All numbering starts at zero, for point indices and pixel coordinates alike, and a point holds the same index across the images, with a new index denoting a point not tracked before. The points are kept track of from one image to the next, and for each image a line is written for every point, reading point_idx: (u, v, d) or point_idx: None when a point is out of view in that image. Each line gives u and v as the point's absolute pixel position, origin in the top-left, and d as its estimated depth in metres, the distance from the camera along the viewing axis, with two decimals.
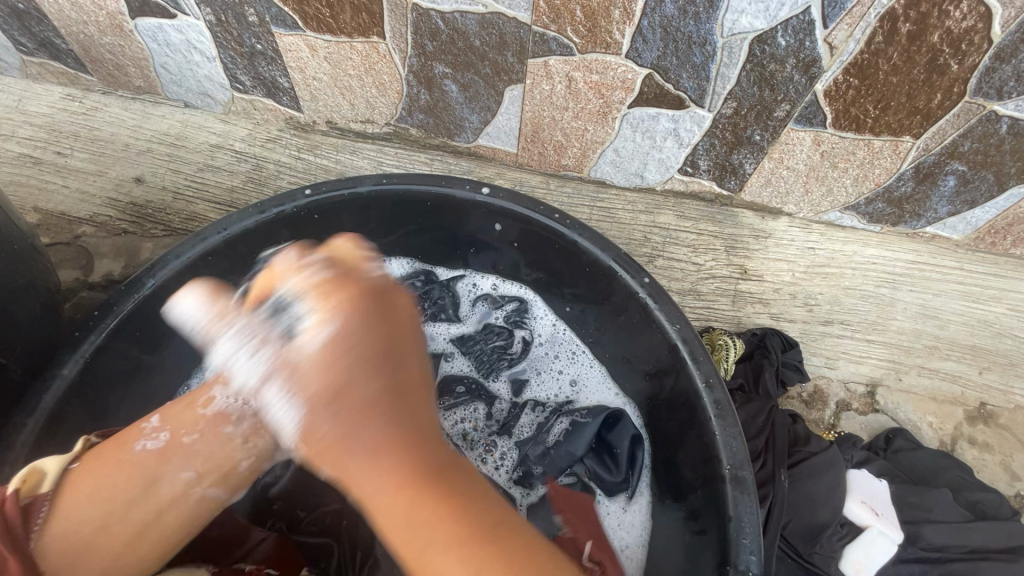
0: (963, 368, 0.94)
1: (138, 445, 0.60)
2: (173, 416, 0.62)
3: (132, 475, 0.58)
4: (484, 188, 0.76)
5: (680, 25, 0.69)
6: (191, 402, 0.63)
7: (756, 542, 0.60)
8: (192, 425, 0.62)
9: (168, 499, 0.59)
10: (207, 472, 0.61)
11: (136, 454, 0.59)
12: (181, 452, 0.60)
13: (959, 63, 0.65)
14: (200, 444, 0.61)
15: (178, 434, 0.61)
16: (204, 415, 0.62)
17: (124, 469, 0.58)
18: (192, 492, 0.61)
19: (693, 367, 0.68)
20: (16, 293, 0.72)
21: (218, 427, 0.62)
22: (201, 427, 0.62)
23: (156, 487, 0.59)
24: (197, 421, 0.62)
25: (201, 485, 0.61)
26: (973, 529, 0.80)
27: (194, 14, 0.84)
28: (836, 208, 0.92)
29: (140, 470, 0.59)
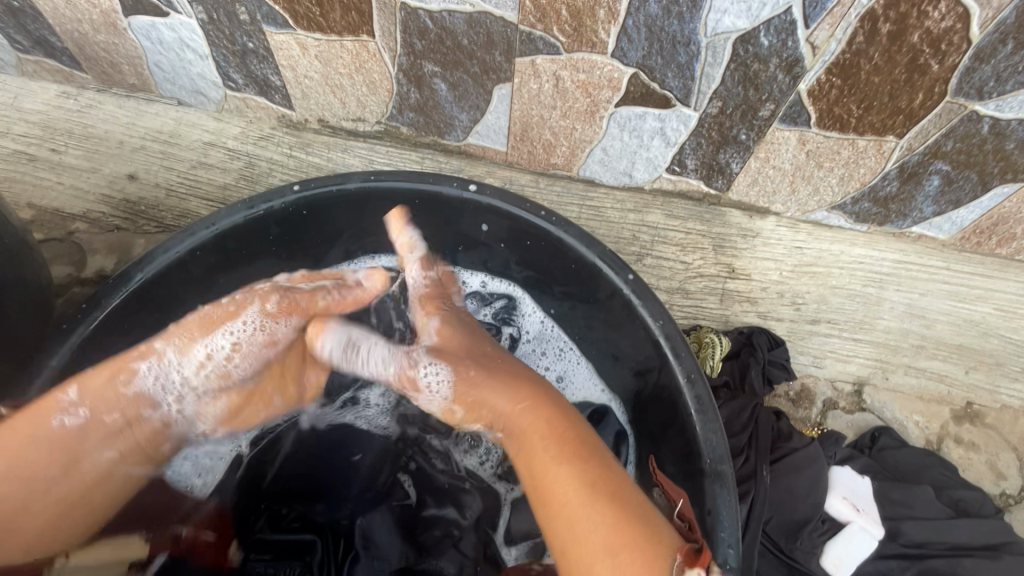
0: (949, 367, 0.95)
1: (51, 421, 0.60)
2: (92, 392, 0.62)
3: (51, 453, 0.59)
4: (471, 185, 0.77)
5: (664, 24, 0.69)
6: (115, 374, 0.63)
7: (735, 536, 0.61)
8: (112, 404, 0.63)
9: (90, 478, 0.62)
10: (127, 450, 0.65)
11: (54, 430, 0.60)
12: (102, 428, 0.62)
13: (940, 63, 0.66)
14: (121, 421, 0.64)
15: (97, 411, 0.62)
16: (126, 395, 0.64)
17: (39, 447, 0.59)
18: (114, 470, 0.64)
19: (675, 363, 0.69)
20: (6, 286, 0.73)
21: (141, 406, 0.65)
22: (122, 406, 0.64)
23: (78, 463, 0.61)
24: (119, 400, 0.64)
25: (124, 464, 0.65)
26: (955, 527, 0.80)
27: (186, 12, 0.85)
28: (823, 207, 0.93)
29: (61, 445, 0.60)
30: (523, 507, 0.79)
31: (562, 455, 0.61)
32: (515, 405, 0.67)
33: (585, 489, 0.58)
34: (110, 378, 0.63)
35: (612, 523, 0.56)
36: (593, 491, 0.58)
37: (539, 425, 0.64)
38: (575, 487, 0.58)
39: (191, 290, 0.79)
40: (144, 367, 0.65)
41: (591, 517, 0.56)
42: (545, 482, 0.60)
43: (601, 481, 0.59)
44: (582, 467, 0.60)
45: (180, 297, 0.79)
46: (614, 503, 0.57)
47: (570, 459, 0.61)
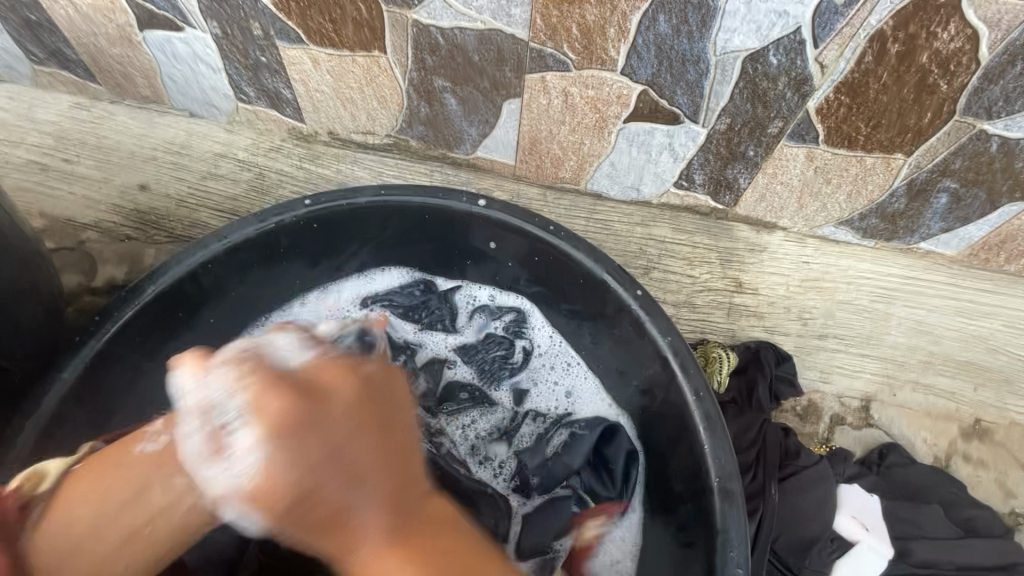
0: (957, 383, 0.95)
1: (138, 444, 0.60)
2: (172, 421, 0.62)
3: (125, 478, 0.58)
4: (481, 200, 0.78)
5: (674, 43, 0.70)
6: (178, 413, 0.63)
7: (744, 555, 0.61)
8: (164, 427, 0.62)
9: (161, 506, 0.58)
10: (168, 501, 0.58)
11: (135, 455, 0.60)
12: (173, 457, 0.59)
13: (948, 83, 0.67)
14: (176, 446, 0.61)
15: (167, 435, 0.61)
16: (154, 422, 0.63)
17: (128, 471, 0.59)
18: (182, 508, 0.59)
19: (684, 379, 0.68)
20: (19, 298, 0.74)
21: (151, 448, 0.60)
22: (168, 430, 0.62)
23: (151, 494, 0.58)
24: (180, 427, 0.61)
25: (196, 495, 0.59)
26: (964, 546, 0.80)
27: (200, 27, 0.87)
28: (831, 222, 0.93)
29: (137, 472, 0.59)
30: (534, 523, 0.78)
31: (432, 526, 0.57)
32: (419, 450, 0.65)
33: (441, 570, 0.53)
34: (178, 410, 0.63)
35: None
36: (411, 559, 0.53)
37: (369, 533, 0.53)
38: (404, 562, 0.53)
39: (204, 302, 0.80)
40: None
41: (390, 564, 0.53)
42: (398, 555, 0.58)
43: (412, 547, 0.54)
44: (444, 521, 0.58)
45: (193, 310, 0.80)
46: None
47: (439, 530, 0.57)
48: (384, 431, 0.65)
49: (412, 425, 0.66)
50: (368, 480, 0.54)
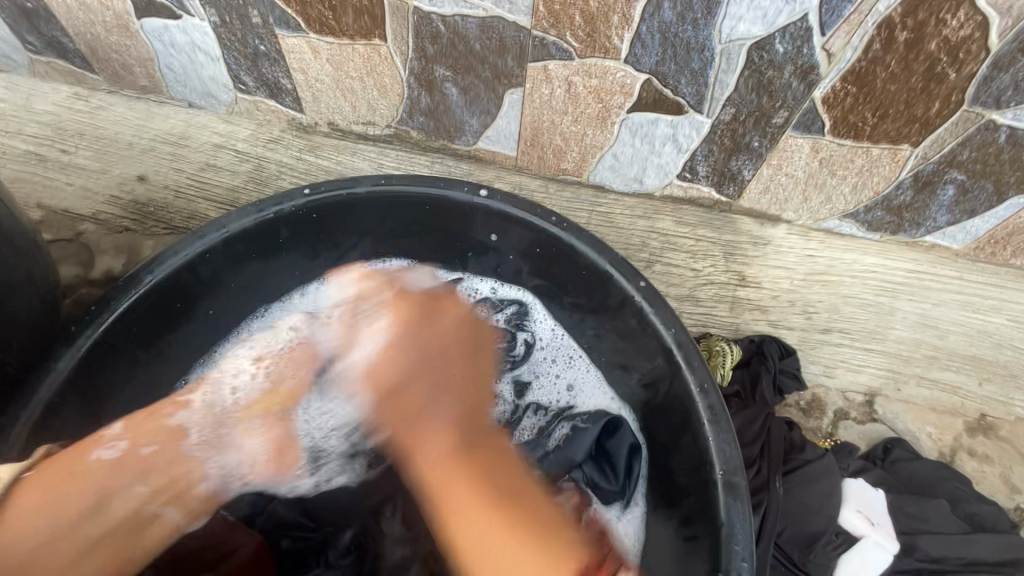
0: (962, 378, 0.94)
1: (92, 453, 0.67)
2: (137, 426, 0.70)
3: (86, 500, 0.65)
4: (482, 191, 0.77)
5: (679, 31, 0.69)
6: (156, 412, 0.72)
7: (748, 548, 0.60)
8: (152, 436, 0.71)
9: (117, 517, 0.68)
10: (160, 489, 0.71)
11: (90, 464, 0.66)
12: (137, 463, 0.69)
13: (957, 72, 0.66)
14: (155, 454, 0.71)
15: (133, 444, 0.70)
16: (169, 426, 0.73)
17: (76, 480, 0.65)
18: (145, 508, 0.70)
19: (688, 372, 0.68)
20: (16, 288, 0.73)
21: (180, 439, 0.73)
22: (161, 439, 0.72)
23: (109, 503, 0.67)
24: (159, 431, 0.72)
25: (153, 502, 0.71)
26: (970, 542, 0.79)
27: (199, 15, 0.86)
28: (835, 215, 0.92)
29: (87, 480, 0.65)
30: None
31: (463, 481, 0.71)
32: (450, 410, 0.79)
33: (472, 490, 0.70)
34: (153, 413, 0.72)
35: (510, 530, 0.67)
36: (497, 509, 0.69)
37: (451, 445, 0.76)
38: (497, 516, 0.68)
39: (202, 293, 0.79)
40: (194, 397, 0.75)
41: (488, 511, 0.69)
42: (454, 508, 0.70)
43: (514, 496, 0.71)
44: (482, 478, 0.72)
45: (191, 301, 0.79)
46: (517, 522, 0.68)
47: (473, 486, 0.71)
48: (420, 383, 0.79)
49: (439, 386, 0.80)
50: (444, 399, 0.79)
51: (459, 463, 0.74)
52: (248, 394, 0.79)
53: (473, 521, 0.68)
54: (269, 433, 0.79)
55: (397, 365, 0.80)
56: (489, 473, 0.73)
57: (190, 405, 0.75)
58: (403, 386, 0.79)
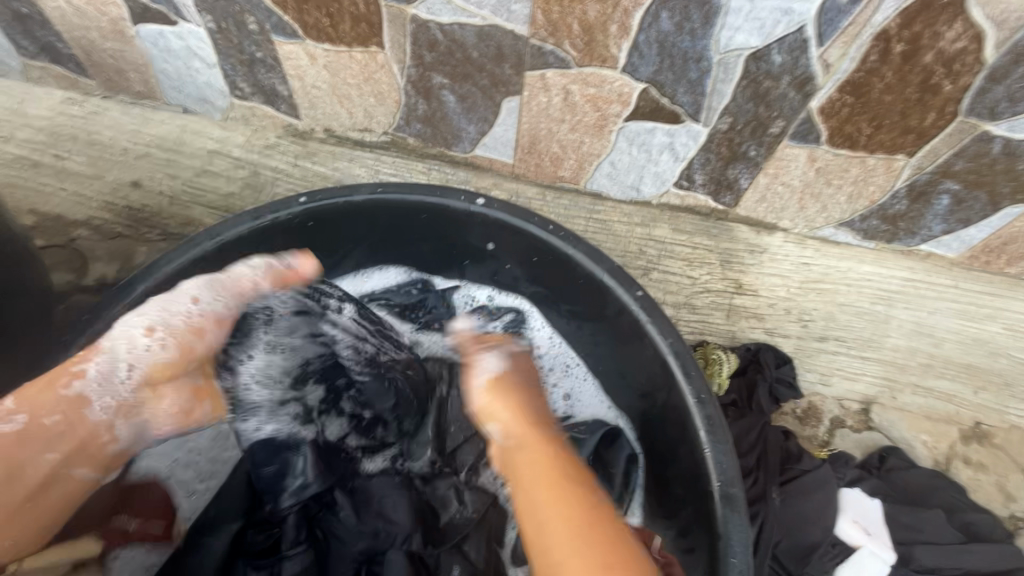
0: (957, 387, 0.94)
1: None
2: (31, 397, 0.62)
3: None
4: (479, 199, 0.76)
5: (676, 40, 0.69)
6: (52, 382, 0.63)
7: (745, 561, 0.59)
8: (52, 407, 0.63)
9: (34, 484, 0.62)
10: (72, 452, 0.64)
11: None
12: (42, 433, 0.62)
13: (952, 83, 0.66)
14: (62, 426, 0.63)
15: (35, 415, 0.62)
16: (66, 396, 0.63)
17: None
18: (59, 472, 0.63)
19: (685, 382, 0.67)
20: (7, 295, 0.72)
21: (82, 408, 0.64)
22: (63, 410, 0.63)
23: (19, 470, 0.61)
24: (59, 403, 0.63)
25: (68, 466, 0.64)
26: (966, 552, 0.79)
27: (195, 21, 0.85)
28: (831, 224, 0.93)
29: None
30: None
31: (553, 485, 0.62)
32: (517, 410, 0.70)
33: (568, 474, 0.64)
34: (48, 384, 0.63)
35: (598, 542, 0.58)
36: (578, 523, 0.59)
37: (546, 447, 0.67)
38: (571, 524, 0.59)
39: None
40: (90, 367, 0.64)
41: (571, 534, 0.58)
42: (534, 495, 0.62)
43: (589, 528, 0.59)
44: (568, 486, 0.62)
45: None
46: (600, 524, 0.59)
47: (562, 499, 0.61)
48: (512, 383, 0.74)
49: (514, 393, 0.72)
50: (524, 403, 0.71)
51: (563, 471, 0.64)
52: (147, 361, 0.66)
53: (555, 512, 0.60)
54: (190, 391, 0.70)
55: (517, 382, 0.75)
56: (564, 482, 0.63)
57: (88, 375, 0.64)
58: (521, 393, 0.73)
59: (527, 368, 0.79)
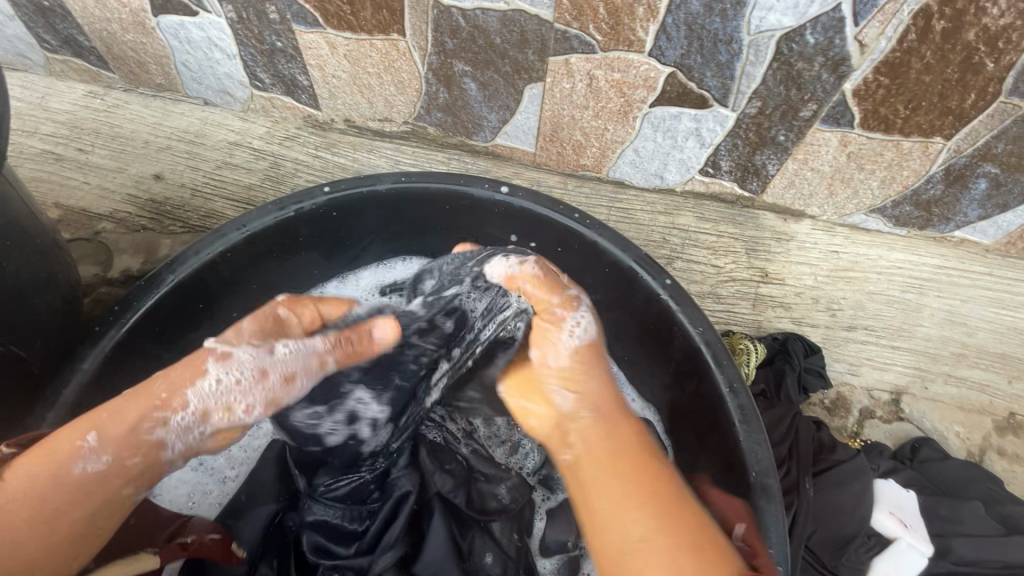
0: (991, 376, 0.92)
1: (73, 468, 0.54)
2: (113, 437, 0.55)
3: (76, 500, 0.53)
4: (503, 187, 0.75)
5: (706, 22, 0.67)
6: (132, 424, 0.56)
7: (784, 552, 0.58)
8: (135, 448, 0.56)
9: (116, 513, 0.57)
10: (150, 481, 0.59)
11: (75, 479, 0.54)
12: (123, 472, 0.56)
13: (995, 62, 0.64)
14: (144, 465, 0.57)
15: (117, 455, 0.55)
16: (151, 439, 0.57)
17: (66, 494, 0.53)
18: (136, 502, 0.58)
19: (716, 371, 0.66)
20: (37, 287, 0.73)
21: (162, 452, 0.58)
22: (146, 451, 0.57)
23: (104, 506, 0.55)
24: (139, 444, 0.56)
25: (146, 493, 0.59)
26: (1007, 544, 0.76)
27: (215, 12, 0.85)
28: (861, 211, 0.91)
29: (79, 492, 0.54)
30: (559, 517, 0.76)
31: (630, 462, 0.59)
32: (593, 380, 0.67)
33: (632, 450, 0.61)
34: (133, 422, 0.56)
35: (663, 523, 0.54)
36: (645, 495, 0.57)
37: (615, 415, 0.64)
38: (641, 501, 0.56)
39: (222, 291, 0.78)
40: (173, 416, 0.57)
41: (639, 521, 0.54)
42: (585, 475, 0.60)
43: (670, 510, 0.56)
44: (641, 460, 0.60)
45: (213, 300, 0.78)
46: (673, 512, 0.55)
47: (638, 467, 0.59)
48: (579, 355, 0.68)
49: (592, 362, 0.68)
50: (589, 369, 0.67)
51: (630, 439, 0.62)
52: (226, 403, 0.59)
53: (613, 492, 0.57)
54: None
55: (594, 380, 0.67)
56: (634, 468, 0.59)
57: (170, 423, 0.57)
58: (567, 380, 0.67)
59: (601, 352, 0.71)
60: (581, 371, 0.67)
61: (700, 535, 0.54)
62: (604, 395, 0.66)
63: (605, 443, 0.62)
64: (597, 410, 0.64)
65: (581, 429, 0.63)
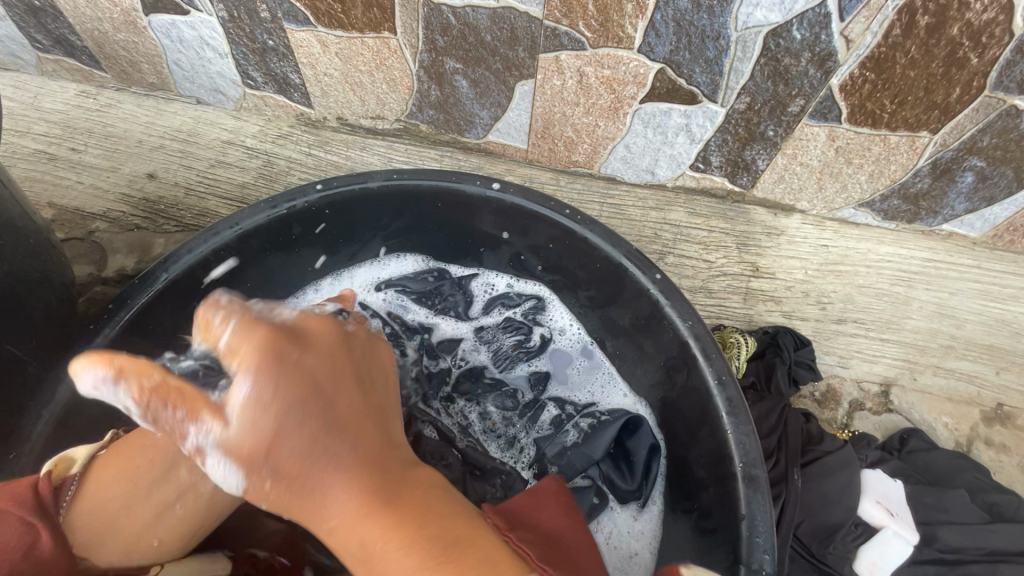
0: (979, 367, 0.93)
1: (164, 432, 0.61)
2: None
3: (157, 465, 0.59)
4: (494, 184, 0.76)
5: (694, 18, 0.68)
6: None
7: (770, 540, 0.59)
8: None
9: (195, 493, 0.59)
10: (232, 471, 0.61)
11: (160, 442, 0.60)
12: None
13: (979, 56, 0.64)
14: None
15: None
16: None
17: (154, 459, 0.59)
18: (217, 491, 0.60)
19: (705, 364, 0.67)
20: (31, 286, 0.73)
21: None
22: None
23: (187, 477, 0.59)
24: None
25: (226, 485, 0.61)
26: (991, 531, 0.78)
27: (206, 11, 0.85)
28: (850, 205, 0.92)
29: (166, 457, 0.59)
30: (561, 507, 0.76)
31: (394, 553, 0.41)
32: (299, 457, 0.42)
33: (380, 524, 0.42)
34: None
35: None
36: None
37: (359, 496, 0.43)
38: None
39: (215, 289, 0.78)
40: None
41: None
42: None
43: None
44: (416, 541, 0.42)
45: (206, 298, 0.78)
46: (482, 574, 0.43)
47: (406, 554, 0.41)
48: (292, 432, 0.42)
49: (322, 428, 0.43)
50: (325, 431, 0.43)
51: (378, 513, 0.42)
52: None
53: None
54: None
55: (271, 421, 0.42)
56: (417, 533, 0.43)
57: None
58: (276, 442, 0.42)
59: (308, 364, 0.44)
60: (257, 416, 0.41)
61: (479, 533, 0.46)
62: (308, 462, 0.42)
63: (357, 530, 0.42)
64: (335, 492, 0.42)
65: (326, 519, 0.43)
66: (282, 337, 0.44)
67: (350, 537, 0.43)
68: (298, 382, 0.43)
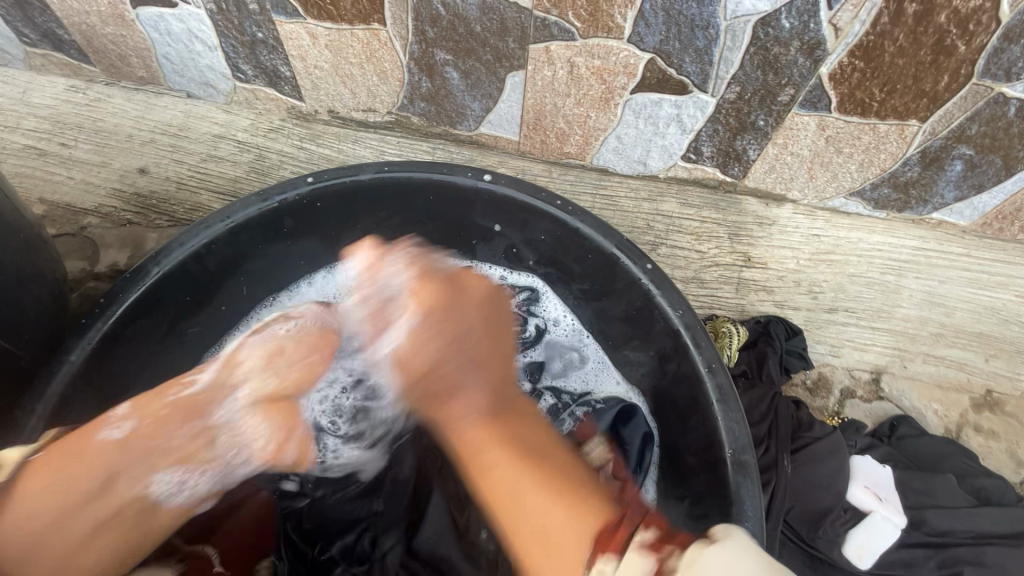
0: (969, 355, 0.94)
1: (99, 434, 0.62)
2: (142, 406, 0.64)
3: (96, 463, 0.61)
4: (486, 175, 0.76)
5: (684, 7, 0.68)
6: (161, 391, 0.66)
7: (759, 525, 0.60)
8: (158, 412, 0.65)
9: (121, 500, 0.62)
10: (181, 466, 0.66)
11: (99, 445, 0.61)
12: (146, 445, 0.63)
13: (967, 44, 0.64)
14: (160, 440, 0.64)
15: (141, 424, 0.64)
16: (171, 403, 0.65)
17: (89, 458, 0.61)
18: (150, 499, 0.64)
19: (695, 352, 0.68)
20: (22, 281, 0.73)
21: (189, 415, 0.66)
22: (168, 413, 0.65)
23: (117, 483, 0.62)
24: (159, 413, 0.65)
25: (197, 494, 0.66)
26: (979, 515, 0.79)
27: (194, 3, 0.84)
28: (841, 194, 0.92)
29: (101, 458, 0.61)
30: None
31: (501, 448, 0.65)
32: (478, 376, 0.72)
33: (525, 452, 0.64)
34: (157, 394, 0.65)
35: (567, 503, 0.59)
36: (532, 474, 0.62)
37: (488, 417, 0.69)
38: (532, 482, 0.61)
39: (209, 283, 0.79)
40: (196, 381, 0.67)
41: (531, 488, 0.60)
42: (481, 467, 0.65)
43: (549, 478, 0.61)
44: (513, 438, 0.66)
45: (201, 293, 0.79)
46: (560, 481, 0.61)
47: (510, 450, 0.65)
48: (449, 364, 0.72)
49: (470, 362, 0.73)
50: (479, 367, 0.73)
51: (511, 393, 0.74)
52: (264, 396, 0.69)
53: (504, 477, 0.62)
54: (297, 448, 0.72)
55: (425, 352, 0.73)
56: (519, 440, 0.66)
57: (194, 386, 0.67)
58: (429, 372, 0.73)
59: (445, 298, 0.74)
60: (450, 322, 0.74)
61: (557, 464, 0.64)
62: (481, 362, 0.74)
63: (497, 447, 0.65)
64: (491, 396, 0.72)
65: (469, 433, 0.68)
66: (449, 295, 0.75)
67: (478, 438, 0.67)
68: (442, 321, 0.74)
